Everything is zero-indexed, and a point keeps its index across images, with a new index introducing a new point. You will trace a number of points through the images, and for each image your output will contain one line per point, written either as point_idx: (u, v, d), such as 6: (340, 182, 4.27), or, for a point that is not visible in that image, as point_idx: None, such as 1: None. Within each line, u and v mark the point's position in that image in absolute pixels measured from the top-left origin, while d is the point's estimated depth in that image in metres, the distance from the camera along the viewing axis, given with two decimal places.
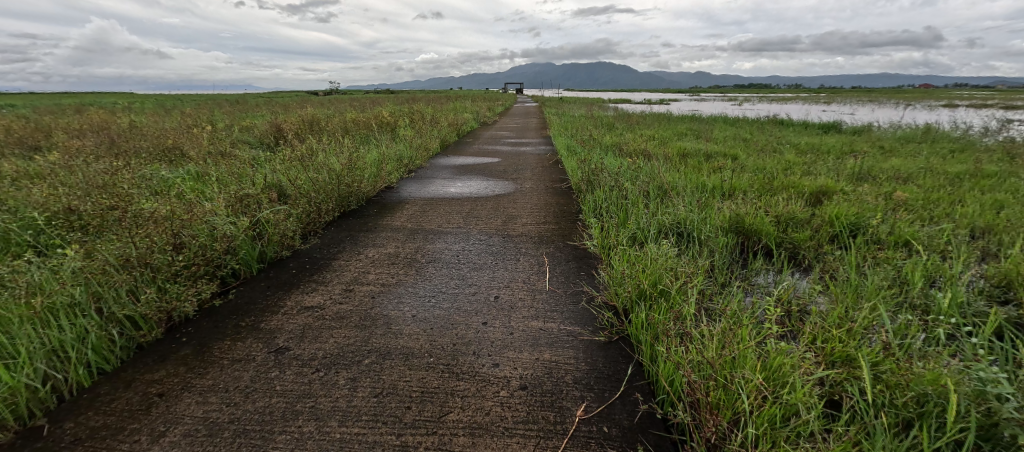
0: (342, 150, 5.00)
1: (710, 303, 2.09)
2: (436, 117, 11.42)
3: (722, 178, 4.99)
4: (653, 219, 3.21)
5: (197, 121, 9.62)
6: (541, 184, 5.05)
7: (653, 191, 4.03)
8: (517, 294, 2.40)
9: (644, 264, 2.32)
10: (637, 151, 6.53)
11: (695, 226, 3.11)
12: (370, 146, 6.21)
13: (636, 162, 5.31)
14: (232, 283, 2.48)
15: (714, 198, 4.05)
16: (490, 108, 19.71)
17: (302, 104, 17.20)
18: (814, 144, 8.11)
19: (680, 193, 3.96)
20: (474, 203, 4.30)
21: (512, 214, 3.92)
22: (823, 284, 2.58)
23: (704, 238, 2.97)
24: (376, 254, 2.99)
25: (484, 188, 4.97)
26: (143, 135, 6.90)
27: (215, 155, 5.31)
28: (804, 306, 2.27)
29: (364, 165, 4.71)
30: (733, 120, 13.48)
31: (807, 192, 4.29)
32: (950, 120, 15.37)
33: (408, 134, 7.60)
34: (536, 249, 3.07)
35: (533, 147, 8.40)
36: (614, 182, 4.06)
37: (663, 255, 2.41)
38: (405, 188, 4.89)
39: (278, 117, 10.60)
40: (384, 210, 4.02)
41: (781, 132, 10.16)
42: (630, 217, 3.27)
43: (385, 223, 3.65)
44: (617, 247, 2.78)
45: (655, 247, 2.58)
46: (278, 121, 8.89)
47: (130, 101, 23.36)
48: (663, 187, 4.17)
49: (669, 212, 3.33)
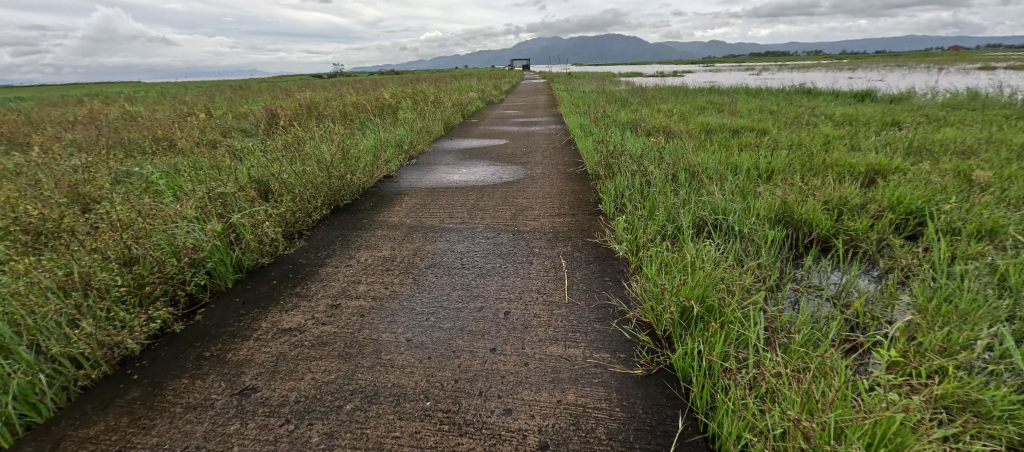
0: (336, 139, 4.60)
1: (776, 328, 1.68)
2: (439, 97, 10.88)
3: (756, 157, 4.50)
4: (686, 210, 2.79)
5: (189, 109, 9.17)
6: (553, 169, 4.61)
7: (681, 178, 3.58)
8: (531, 309, 2.03)
9: (688, 274, 1.90)
10: (657, 128, 6.04)
11: (736, 218, 2.68)
12: (369, 130, 5.82)
13: (656, 141, 4.81)
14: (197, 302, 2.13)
15: (752, 182, 3.57)
16: (497, 86, 19.17)
17: (303, 89, 16.65)
18: (850, 115, 7.45)
19: (713, 178, 3.49)
20: (480, 193, 3.91)
21: (523, 205, 3.53)
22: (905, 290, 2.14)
23: (750, 238, 2.53)
24: (369, 258, 2.64)
25: (491, 175, 4.57)
26: (133, 127, 6.59)
27: (202, 147, 4.96)
28: (884, 324, 1.85)
29: (360, 154, 4.34)
30: (757, 91, 12.68)
31: (857, 172, 3.80)
32: (991, 84, 14.37)
33: (410, 117, 7.19)
34: (551, 248, 2.69)
35: (543, 127, 7.91)
36: (637, 167, 3.61)
37: (709, 265, 1.99)
38: (405, 178, 4.48)
39: (274, 103, 10.10)
40: (381, 204, 3.64)
41: (810, 102, 9.45)
42: (659, 211, 2.84)
43: (383, 219, 3.29)
44: (650, 250, 2.36)
45: (696, 253, 2.17)
46: (273, 108, 8.42)
47: (134, 89, 23.23)
48: (693, 173, 3.70)
49: (704, 203, 2.88)
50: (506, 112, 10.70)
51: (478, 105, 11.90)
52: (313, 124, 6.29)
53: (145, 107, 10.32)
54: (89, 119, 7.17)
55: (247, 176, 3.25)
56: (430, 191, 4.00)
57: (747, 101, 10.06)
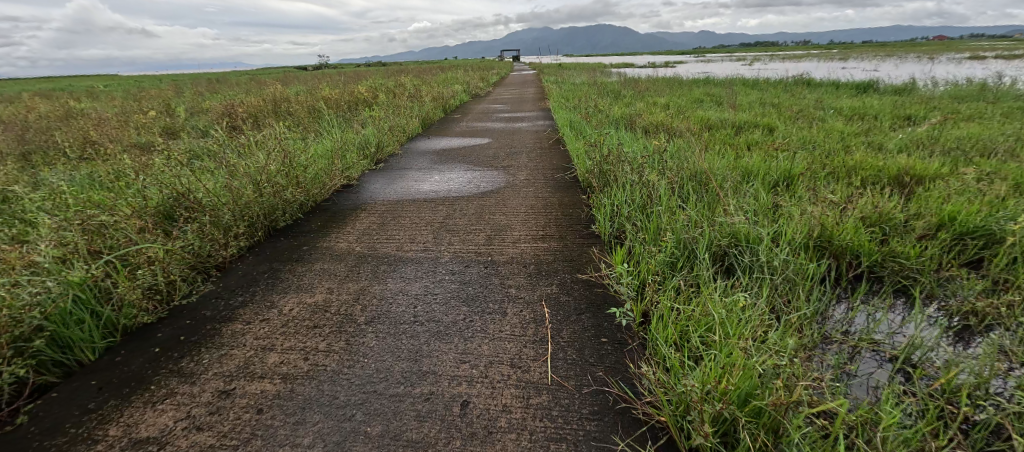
0: (288, 145, 3.96)
1: None
2: (419, 91, 10.17)
3: (769, 160, 3.97)
4: (701, 240, 2.24)
5: (140, 106, 8.32)
6: (539, 176, 4.02)
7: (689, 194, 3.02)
8: (500, 397, 1.46)
9: (723, 363, 1.32)
10: (655, 127, 5.49)
11: (765, 249, 2.13)
12: (333, 131, 5.18)
13: (655, 142, 4.25)
14: (21, 400, 1.52)
15: (772, 195, 3.01)
16: (484, 78, 18.48)
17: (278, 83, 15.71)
18: (860, 108, 6.95)
19: (728, 192, 2.94)
20: (452, 206, 3.32)
21: (501, 223, 2.95)
22: (1008, 370, 1.64)
23: (788, 289, 1.98)
24: (297, 307, 2.03)
25: (468, 182, 3.98)
26: (67, 127, 5.84)
27: (132, 152, 4.28)
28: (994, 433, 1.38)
29: (312, 162, 3.72)
30: (755, 82, 12.18)
31: (889, 181, 3.29)
32: (990, 73, 14.06)
33: (384, 114, 6.53)
34: (531, 288, 2.11)
35: (530, 122, 7.31)
36: (638, 176, 3.03)
37: (750, 347, 1.43)
38: (368, 188, 3.84)
39: (238, 99, 9.28)
40: (332, 222, 3.04)
41: (814, 94, 8.96)
42: (669, 243, 2.26)
43: (328, 244, 2.70)
44: (662, 304, 1.79)
45: (726, 317, 1.60)
46: (232, 105, 7.64)
47: (103, 84, 22.21)
48: (704, 187, 3.14)
49: (723, 232, 2.32)
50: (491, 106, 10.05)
51: (462, 99, 11.21)
52: (271, 125, 5.60)
53: (94, 104, 9.41)
54: (15, 120, 6.33)
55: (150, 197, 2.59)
56: (393, 206, 3.37)
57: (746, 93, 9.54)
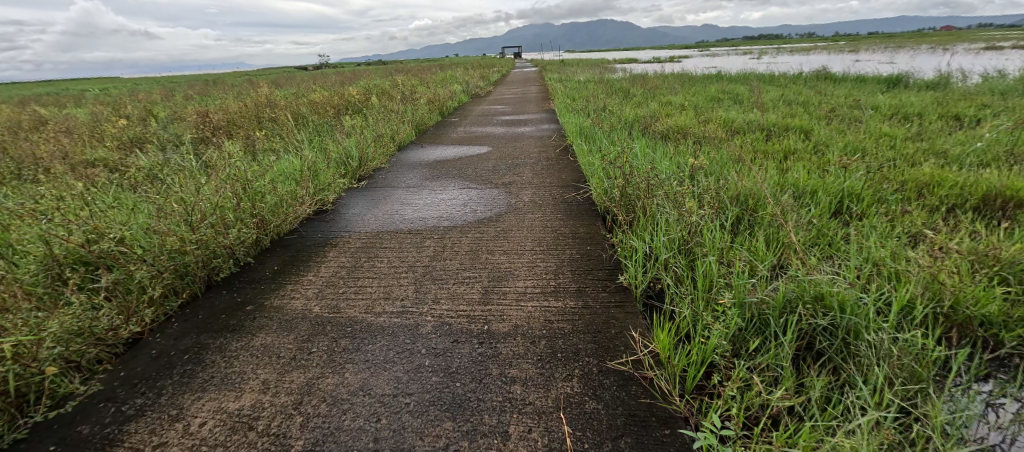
0: (252, 166, 3.38)
1: None
2: (416, 93, 9.56)
3: (819, 175, 3.36)
4: (778, 321, 1.70)
5: (116, 113, 7.75)
6: (547, 196, 3.42)
7: (737, 231, 2.43)
8: None
9: None
10: (675, 134, 4.89)
11: (865, 335, 1.58)
12: (314, 144, 4.62)
13: (682, 155, 3.64)
14: None
15: (844, 230, 2.40)
16: (484, 77, 17.88)
17: (271, 85, 15.08)
18: (900, 107, 6.30)
19: (789, 227, 2.32)
20: (442, 240, 2.72)
21: (502, 267, 2.35)
22: None
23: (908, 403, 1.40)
24: (214, 419, 1.44)
25: (463, 204, 3.38)
26: (24, 139, 5.29)
27: (76, 170, 3.71)
28: None
29: (278, 185, 3.14)
30: (772, 78, 11.52)
31: (976, 210, 2.70)
32: (1017, 65, 13.38)
33: (374, 121, 5.95)
34: (542, 385, 1.52)
35: (535, 126, 6.71)
36: (674, 207, 2.42)
37: None
38: (343, 215, 3.23)
39: (221, 103, 8.66)
40: (293, 266, 2.46)
41: (841, 91, 8.31)
42: (728, 323, 1.67)
43: (282, 301, 2.12)
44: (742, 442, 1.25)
45: None
46: (210, 111, 7.01)
47: (96, 87, 21.77)
48: (754, 221, 2.53)
49: (803, 301, 1.72)
50: (492, 108, 9.42)
51: (461, 99, 10.58)
52: (245, 138, 4.99)
53: (70, 110, 8.82)
54: None
55: (37, 242, 1.99)
56: (370, 241, 2.76)
57: (766, 91, 8.89)
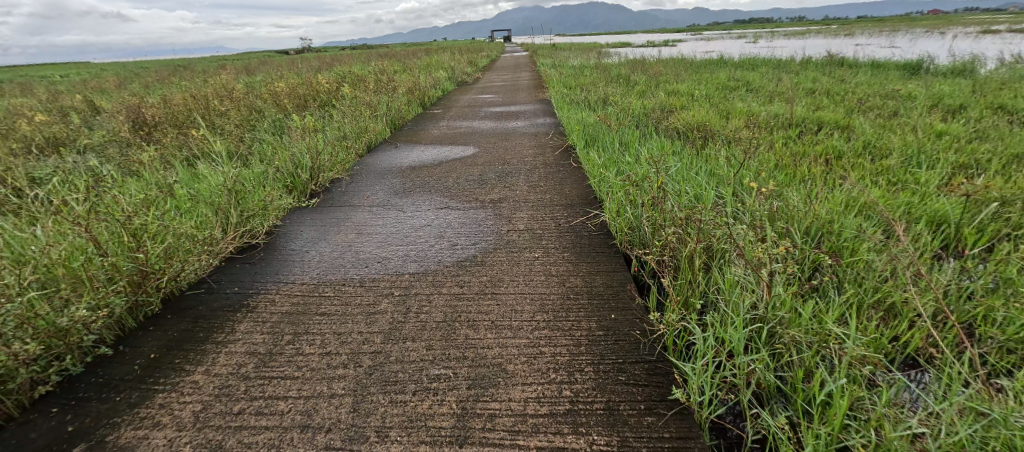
0: (152, 190, 2.54)
1: None
2: (396, 80, 8.65)
3: (890, 190, 2.63)
4: None
5: (48, 108, 6.77)
6: (548, 221, 2.65)
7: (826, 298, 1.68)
8: None
9: None
10: (693, 135, 4.14)
11: None
12: (259, 152, 3.79)
13: (714, 166, 2.89)
14: None
15: (975, 305, 1.69)
16: (471, 61, 16.89)
17: (239, 71, 13.85)
18: (939, 97, 5.57)
19: (907, 314, 1.60)
20: (405, 297, 1.95)
21: (487, 352, 1.58)
22: None
23: None
24: None
25: (438, 233, 2.60)
26: None
27: None
28: None
29: (184, 218, 2.34)
30: (779, 63, 10.79)
31: None
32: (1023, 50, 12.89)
33: (340, 117, 5.11)
34: None
35: (527, 119, 5.91)
36: (743, 276, 1.65)
37: None
38: (274, 257, 2.39)
39: (169, 93, 7.60)
40: (180, 351, 1.68)
41: (861, 77, 7.60)
42: None
43: (137, 430, 1.35)
44: None
45: None
46: (148, 105, 6.01)
47: (55, 73, 20.35)
48: (845, 286, 1.78)
49: None
50: (480, 96, 8.54)
51: (445, 87, 9.63)
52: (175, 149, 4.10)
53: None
54: None
55: None
56: (299, 305, 1.94)
57: (779, 78, 8.11)
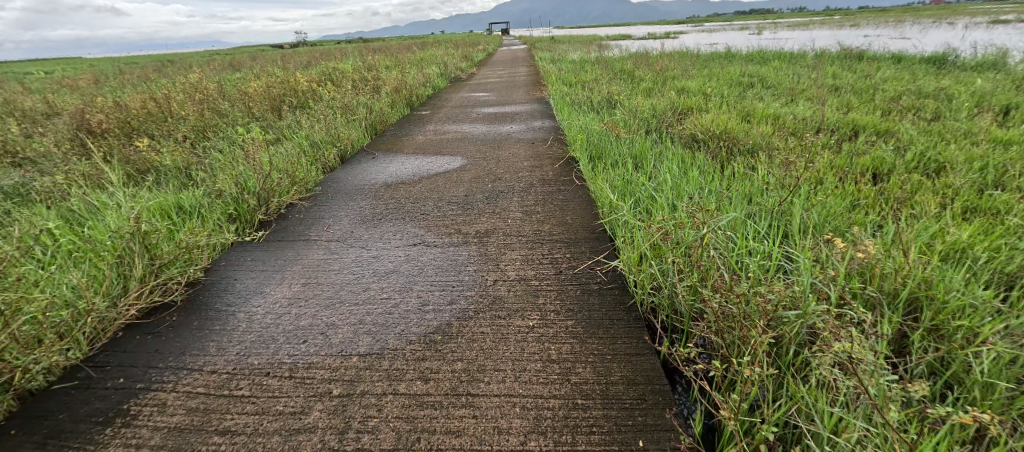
0: (35, 239, 1.99)
1: None
2: (383, 78, 8.05)
3: (980, 225, 2.07)
4: None
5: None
6: (545, 266, 2.10)
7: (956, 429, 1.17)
8: None
9: None
10: (712, 146, 3.59)
11: None
12: (206, 172, 3.24)
13: (751, 198, 2.34)
14: None
15: None
16: (466, 55, 16.34)
17: (222, 69, 13.16)
18: (983, 94, 5.00)
19: None
20: (345, 400, 1.40)
21: None
22: None
23: None
24: None
25: (405, 284, 2.03)
26: None
27: None
28: None
29: (68, 278, 1.83)
30: (791, 56, 10.20)
31: None
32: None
33: (312, 125, 4.55)
34: None
35: (523, 121, 5.33)
36: (843, 413, 1.12)
37: None
38: (188, 328, 1.82)
39: (136, 94, 7.01)
40: None
41: (886, 71, 7.01)
42: None
43: None
44: None
45: None
46: (103, 109, 5.43)
47: (34, 70, 19.65)
48: (979, 407, 1.23)
49: None
50: (473, 95, 7.95)
51: (436, 85, 9.02)
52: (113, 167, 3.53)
53: None
54: None
55: None
56: (194, 417, 1.38)
57: (797, 73, 7.53)
